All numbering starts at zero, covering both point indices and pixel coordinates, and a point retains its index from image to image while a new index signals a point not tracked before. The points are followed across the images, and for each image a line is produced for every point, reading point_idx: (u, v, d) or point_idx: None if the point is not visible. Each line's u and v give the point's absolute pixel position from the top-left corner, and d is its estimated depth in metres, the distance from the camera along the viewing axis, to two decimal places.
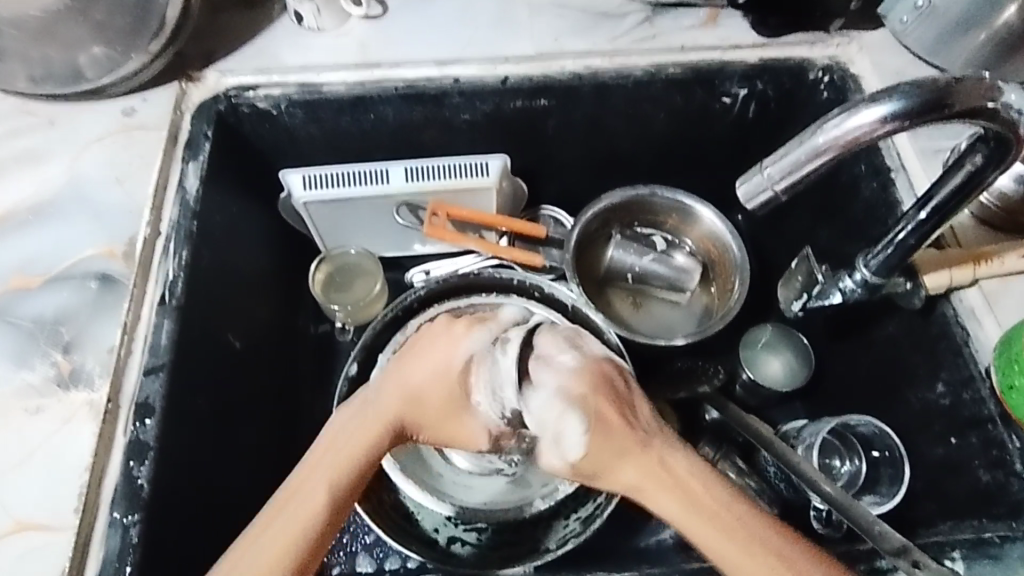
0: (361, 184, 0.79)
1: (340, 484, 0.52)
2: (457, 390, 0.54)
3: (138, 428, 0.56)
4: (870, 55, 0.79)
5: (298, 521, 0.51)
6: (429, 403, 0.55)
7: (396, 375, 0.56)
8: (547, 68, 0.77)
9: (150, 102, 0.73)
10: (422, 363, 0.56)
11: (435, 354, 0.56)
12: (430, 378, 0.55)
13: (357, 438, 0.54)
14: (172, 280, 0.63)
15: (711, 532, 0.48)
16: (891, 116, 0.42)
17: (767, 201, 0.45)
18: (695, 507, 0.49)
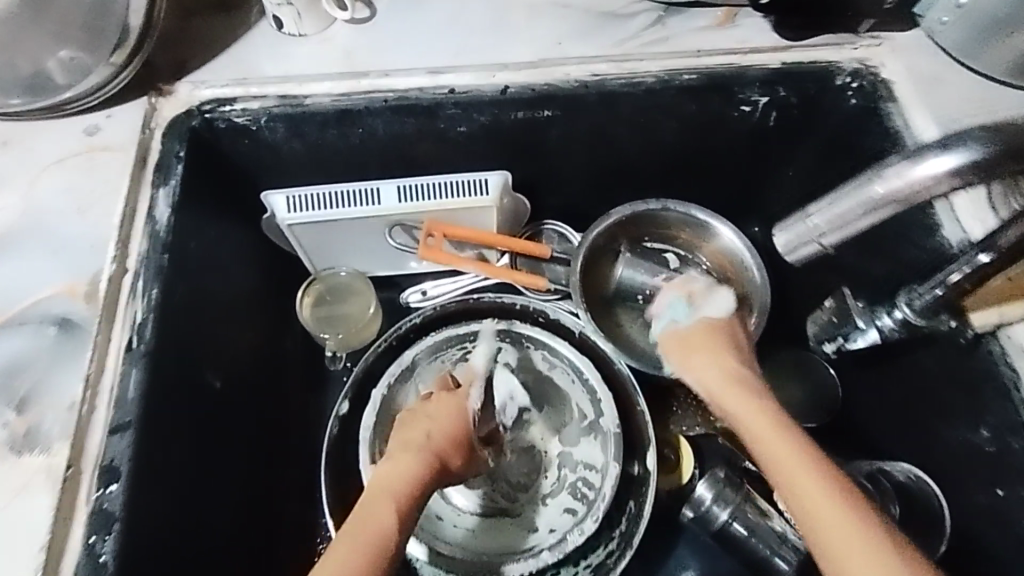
0: (349, 205, 0.73)
1: (400, 505, 0.57)
2: (468, 431, 0.66)
3: (102, 495, 0.51)
4: (904, 59, 0.71)
5: (367, 536, 0.54)
6: (452, 440, 0.64)
7: (414, 426, 0.65)
8: (550, 76, 0.71)
9: (115, 120, 0.66)
10: (436, 415, 0.65)
11: (442, 409, 0.66)
12: (447, 422, 0.65)
13: (397, 472, 0.59)
14: (140, 324, 0.58)
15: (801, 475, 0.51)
16: (959, 170, 0.39)
17: (811, 253, 0.45)
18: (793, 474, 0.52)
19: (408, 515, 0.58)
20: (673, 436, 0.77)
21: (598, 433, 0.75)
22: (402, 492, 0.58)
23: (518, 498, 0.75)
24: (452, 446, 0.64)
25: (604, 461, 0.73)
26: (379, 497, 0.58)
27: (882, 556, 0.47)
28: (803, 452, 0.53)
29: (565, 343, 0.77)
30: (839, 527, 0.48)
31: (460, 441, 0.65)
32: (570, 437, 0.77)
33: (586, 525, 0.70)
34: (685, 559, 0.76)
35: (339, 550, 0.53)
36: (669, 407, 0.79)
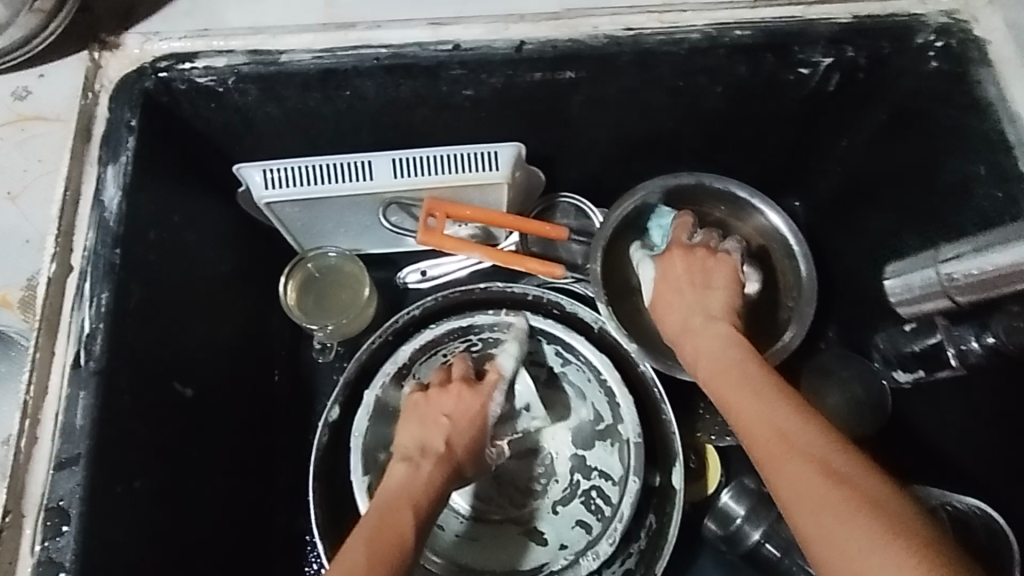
0: (337, 181, 0.62)
1: (420, 514, 0.51)
2: (487, 436, 0.59)
3: (51, 542, 0.44)
4: (1003, 12, 0.59)
5: (389, 541, 0.48)
6: (471, 447, 0.58)
7: (431, 423, 0.58)
8: (576, 30, 0.59)
9: (49, 80, 0.55)
10: (455, 409, 0.59)
11: (463, 407, 0.59)
12: (468, 425, 0.58)
13: (420, 479, 0.53)
14: (88, 335, 0.49)
15: (755, 420, 0.47)
16: None
17: (927, 306, 0.60)
18: (753, 418, 0.47)
19: (429, 526, 0.52)
20: (702, 444, 0.69)
21: (615, 440, 0.66)
22: (424, 504, 0.52)
23: (528, 503, 0.69)
24: (471, 452, 0.58)
25: (623, 474, 0.65)
26: (398, 502, 0.51)
27: (842, 507, 0.39)
28: (772, 399, 0.48)
29: (580, 338, 0.67)
30: (831, 522, 0.39)
31: (478, 448, 0.58)
32: (584, 441, 0.69)
33: (600, 549, 0.62)
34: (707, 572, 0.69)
35: (353, 553, 0.47)
36: (696, 410, 0.70)
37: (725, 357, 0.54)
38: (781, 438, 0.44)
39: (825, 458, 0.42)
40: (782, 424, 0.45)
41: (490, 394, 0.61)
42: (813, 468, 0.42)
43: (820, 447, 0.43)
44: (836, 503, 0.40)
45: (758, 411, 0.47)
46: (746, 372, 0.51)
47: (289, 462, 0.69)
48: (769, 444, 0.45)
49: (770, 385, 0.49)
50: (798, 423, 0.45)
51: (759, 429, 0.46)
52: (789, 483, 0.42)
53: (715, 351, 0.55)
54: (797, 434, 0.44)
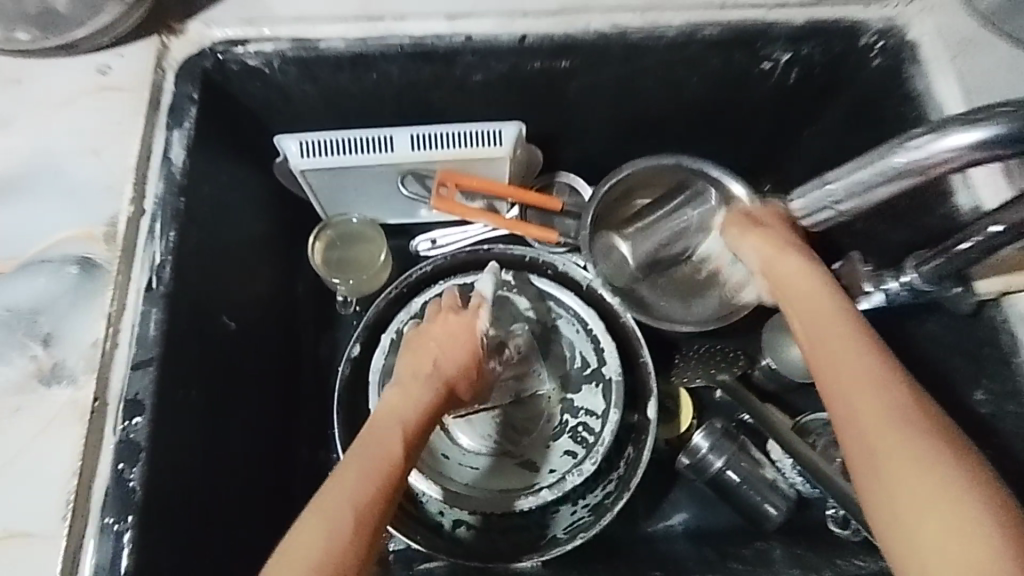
0: (364, 152, 0.72)
1: (411, 436, 0.59)
2: (476, 354, 0.67)
3: (128, 427, 0.53)
4: (933, 18, 0.68)
5: (382, 464, 0.55)
6: (459, 368, 0.65)
7: (422, 352, 0.66)
8: (571, 25, 0.69)
9: (125, 59, 0.65)
10: (446, 340, 0.66)
11: (449, 333, 0.67)
12: (454, 351, 0.66)
13: (408, 404, 0.61)
14: (159, 264, 0.59)
15: (853, 372, 0.50)
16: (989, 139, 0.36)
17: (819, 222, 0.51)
18: (850, 372, 0.50)
19: (418, 437, 0.59)
20: (676, 389, 0.79)
21: (599, 382, 0.77)
22: (411, 424, 0.59)
23: (522, 440, 0.76)
24: (459, 373, 0.65)
25: (605, 408, 0.75)
26: (391, 425, 0.58)
27: (928, 470, 0.44)
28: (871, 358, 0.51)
29: (569, 293, 0.79)
30: (938, 536, 0.42)
31: (467, 369, 0.66)
32: (572, 385, 0.78)
33: (585, 467, 0.73)
34: (679, 504, 0.78)
35: (351, 479, 0.53)
36: (672, 360, 0.81)
37: (827, 324, 0.55)
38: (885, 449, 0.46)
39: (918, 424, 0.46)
40: (882, 385, 0.49)
41: (480, 324, 0.68)
42: (907, 432, 0.46)
43: (918, 415, 0.47)
44: (949, 523, 0.42)
45: (866, 406, 0.48)
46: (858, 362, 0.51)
47: (314, 400, 0.79)
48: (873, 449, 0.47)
49: (886, 379, 0.49)
50: (914, 433, 0.46)
51: (856, 378, 0.50)
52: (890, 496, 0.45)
53: (827, 330, 0.54)
54: (910, 448, 0.45)
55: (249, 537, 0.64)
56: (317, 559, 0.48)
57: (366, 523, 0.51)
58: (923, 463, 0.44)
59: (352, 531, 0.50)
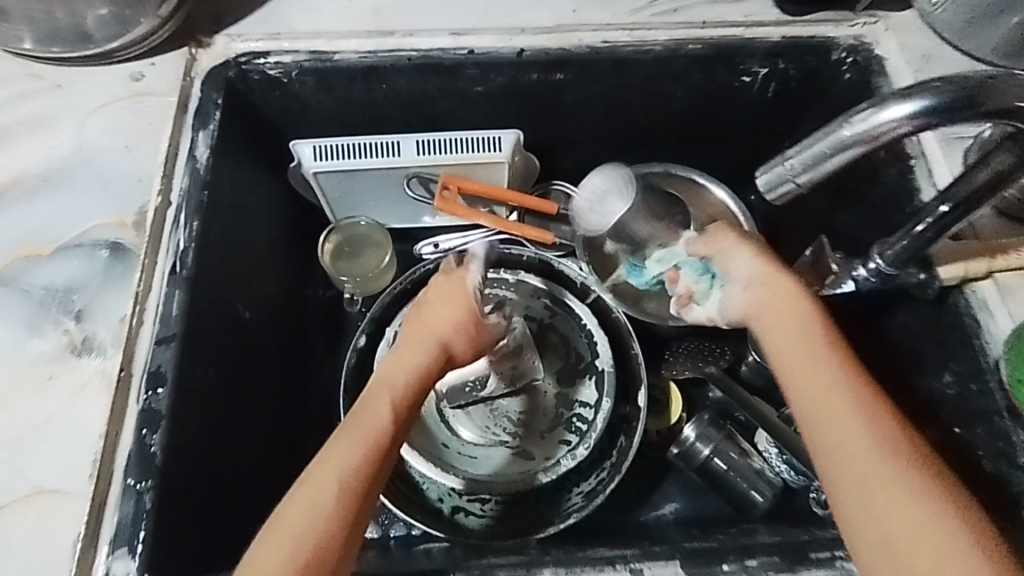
0: (372, 156, 0.78)
1: (398, 410, 0.59)
2: (470, 310, 0.65)
3: (151, 397, 0.57)
4: (898, 36, 0.75)
5: (371, 440, 0.55)
6: (450, 327, 0.64)
7: (419, 319, 0.65)
8: (565, 41, 0.75)
9: (158, 68, 0.71)
10: (444, 306, 0.64)
11: (442, 294, 0.65)
12: (445, 309, 0.64)
13: (394, 377, 0.61)
14: (182, 251, 0.63)
15: (824, 400, 0.50)
16: (917, 115, 0.39)
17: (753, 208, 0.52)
18: (822, 400, 0.50)
19: (409, 409, 0.60)
20: (666, 382, 0.83)
21: (592, 374, 0.81)
22: (396, 396, 0.59)
23: (520, 433, 0.80)
24: (454, 333, 0.64)
25: (597, 398, 0.79)
26: (374, 400, 0.58)
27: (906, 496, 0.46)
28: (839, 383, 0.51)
29: (563, 290, 0.83)
30: (907, 532, 0.44)
31: (462, 330, 0.65)
32: (568, 380, 0.81)
33: (578, 450, 0.77)
34: (669, 494, 0.81)
35: (342, 461, 0.54)
36: (662, 355, 0.85)
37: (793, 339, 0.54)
38: (860, 450, 0.48)
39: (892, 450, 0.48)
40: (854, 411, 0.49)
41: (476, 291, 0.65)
42: (885, 461, 0.47)
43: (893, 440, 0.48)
44: (918, 518, 0.45)
45: (842, 435, 0.49)
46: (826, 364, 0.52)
47: (322, 392, 0.82)
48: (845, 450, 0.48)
49: (852, 381, 0.51)
50: (882, 437, 0.48)
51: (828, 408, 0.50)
52: (865, 494, 0.46)
53: (795, 347, 0.53)
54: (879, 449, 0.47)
55: (259, 513, 0.67)
56: (303, 538, 0.50)
57: (351, 502, 0.52)
58: (903, 494, 0.46)
59: (338, 510, 0.52)
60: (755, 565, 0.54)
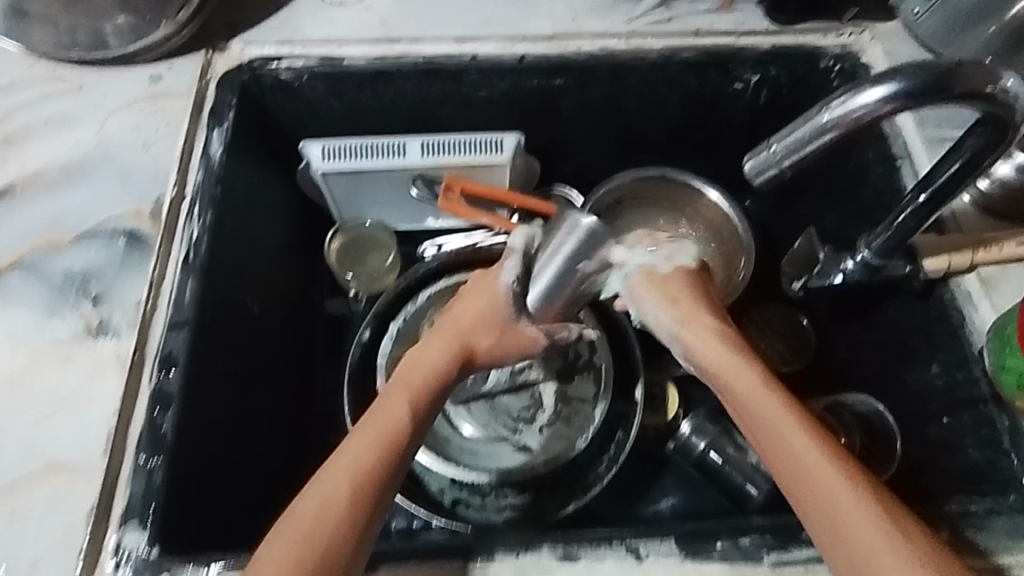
0: (379, 157, 0.80)
1: (418, 407, 0.56)
2: (503, 307, 0.61)
3: (163, 378, 0.59)
4: (882, 45, 0.78)
5: (383, 441, 0.53)
6: (480, 325, 0.62)
7: (451, 315, 0.63)
8: (564, 48, 0.79)
9: (176, 70, 0.74)
10: (477, 307, 0.62)
11: (476, 292, 0.63)
12: (478, 307, 0.62)
13: (417, 373, 0.58)
14: (195, 241, 0.66)
15: (793, 439, 0.51)
16: (891, 96, 0.43)
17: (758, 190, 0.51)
18: (789, 438, 0.51)
19: (427, 407, 0.57)
20: (664, 379, 0.85)
21: (591, 371, 0.81)
22: (420, 391, 0.57)
23: (519, 428, 0.79)
24: (483, 329, 0.62)
25: (594, 394, 0.80)
26: (391, 397, 0.56)
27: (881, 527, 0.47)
28: (802, 421, 0.51)
29: None
30: (876, 549, 0.46)
31: (492, 326, 0.62)
32: (566, 377, 0.81)
33: (578, 444, 0.77)
34: (666, 490, 0.82)
35: (352, 460, 0.52)
36: (662, 354, 0.87)
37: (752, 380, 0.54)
38: (810, 475, 0.49)
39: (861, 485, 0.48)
40: (817, 449, 0.50)
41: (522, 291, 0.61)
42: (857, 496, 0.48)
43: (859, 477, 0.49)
44: (886, 540, 0.46)
45: (812, 470, 0.49)
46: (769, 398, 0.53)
47: (327, 386, 0.84)
48: (798, 475, 0.50)
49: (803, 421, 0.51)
50: (845, 475, 0.49)
51: (794, 443, 0.50)
52: (835, 517, 0.47)
53: (749, 383, 0.54)
54: (832, 474, 0.49)
55: (264, 499, 0.68)
56: (308, 533, 0.48)
57: (365, 499, 0.51)
58: (876, 525, 0.47)
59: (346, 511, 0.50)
60: (748, 544, 0.56)
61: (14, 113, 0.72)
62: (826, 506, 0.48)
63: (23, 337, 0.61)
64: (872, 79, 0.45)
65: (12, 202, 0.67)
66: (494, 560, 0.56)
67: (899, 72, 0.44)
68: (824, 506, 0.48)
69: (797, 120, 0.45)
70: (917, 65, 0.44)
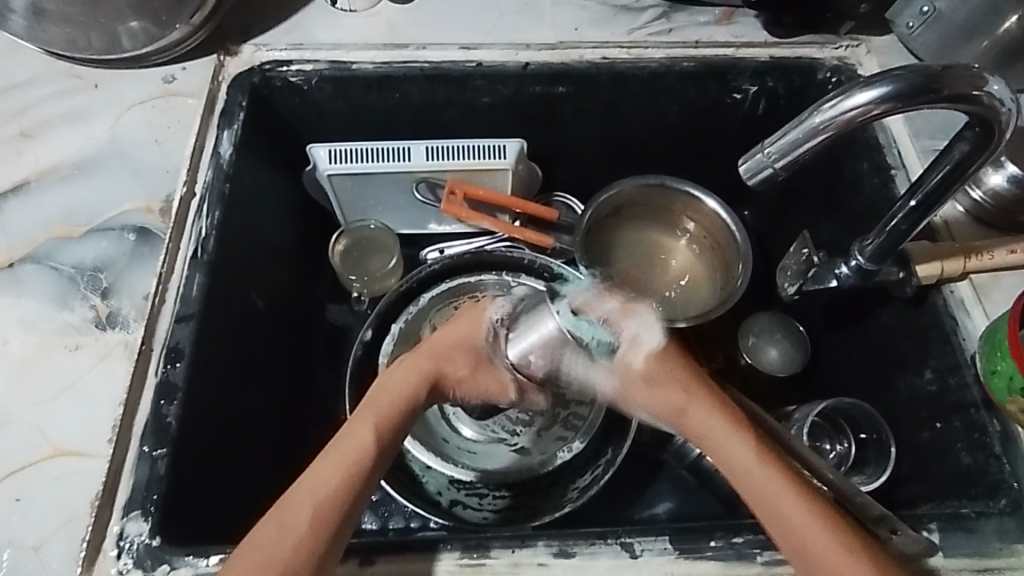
0: (384, 160, 0.82)
1: (385, 432, 0.56)
2: (483, 339, 0.60)
3: (169, 370, 0.60)
4: (878, 58, 0.80)
5: (352, 463, 0.53)
6: (455, 357, 0.60)
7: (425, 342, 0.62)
8: (567, 56, 0.81)
9: (189, 71, 0.76)
10: (452, 340, 0.61)
11: (460, 321, 0.63)
12: (459, 336, 0.61)
13: (388, 394, 0.57)
14: (204, 237, 0.67)
15: (769, 480, 0.52)
16: (881, 99, 0.45)
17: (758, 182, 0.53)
18: (760, 479, 0.52)
19: (394, 430, 0.56)
20: None
21: None
22: (388, 413, 0.56)
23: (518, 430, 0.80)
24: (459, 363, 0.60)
25: None
26: (366, 417, 0.56)
27: (852, 553, 0.49)
28: (770, 461, 0.53)
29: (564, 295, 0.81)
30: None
31: (467, 361, 0.60)
32: None
33: (575, 445, 0.76)
34: (661, 495, 0.83)
35: (317, 483, 0.52)
36: None
37: (725, 426, 0.54)
38: (791, 519, 0.50)
39: (832, 518, 0.51)
40: (788, 488, 0.51)
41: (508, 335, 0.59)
42: (829, 529, 0.50)
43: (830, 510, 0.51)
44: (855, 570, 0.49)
45: (788, 508, 0.51)
46: (750, 455, 0.53)
47: (327, 386, 0.85)
48: (779, 518, 0.51)
49: (771, 462, 0.53)
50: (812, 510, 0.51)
51: (766, 483, 0.52)
52: (807, 548, 0.50)
53: (721, 431, 0.54)
54: (801, 513, 0.51)
55: (263, 493, 0.69)
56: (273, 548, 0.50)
57: (325, 525, 0.51)
58: (844, 554, 0.49)
59: (307, 535, 0.50)
60: (740, 542, 0.57)
61: (30, 109, 0.74)
62: (799, 536, 0.50)
63: (33, 326, 0.62)
64: (864, 81, 0.47)
65: (26, 195, 0.69)
66: (490, 554, 0.57)
67: (890, 75, 0.46)
68: (797, 537, 0.50)
69: (790, 121, 0.47)
70: (909, 67, 0.46)
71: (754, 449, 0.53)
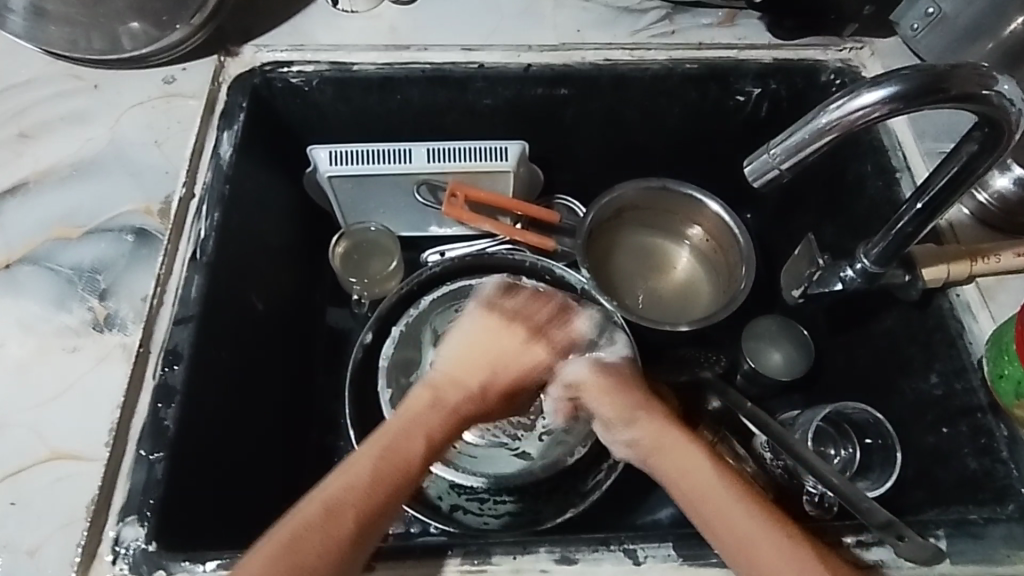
0: (384, 162, 0.81)
1: (434, 444, 0.56)
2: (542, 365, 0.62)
3: (167, 372, 0.60)
4: (881, 60, 0.80)
5: (397, 475, 0.53)
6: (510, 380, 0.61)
7: (477, 354, 0.61)
8: (570, 58, 0.81)
9: (189, 73, 0.76)
10: (511, 361, 0.61)
11: (518, 338, 0.62)
12: (517, 359, 0.61)
13: (440, 408, 0.57)
14: (203, 239, 0.67)
15: (727, 501, 0.53)
16: (888, 99, 0.45)
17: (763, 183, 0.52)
18: (720, 498, 0.53)
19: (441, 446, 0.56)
20: None
21: None
22: (441, 428, 0.57)
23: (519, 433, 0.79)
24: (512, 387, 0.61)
25: None
26: (415, 429, 0.56)
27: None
28: (726, 481, 0.54)
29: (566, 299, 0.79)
30: None
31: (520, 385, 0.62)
32: None
33: (579, 450, 0.75)
34: (663, 500, 0.82)
35: (357, 486, 0.51)
36: None
37: (681, 450, 0.56)
38: (754, 539, 0.51)
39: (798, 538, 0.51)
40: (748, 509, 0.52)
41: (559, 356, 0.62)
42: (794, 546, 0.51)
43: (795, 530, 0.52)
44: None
45: (750, 528, 0.51)
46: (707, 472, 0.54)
47: (327, 389, 0.84)
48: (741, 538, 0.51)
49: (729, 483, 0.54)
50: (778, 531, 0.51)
51: (723, 501, 0.53)
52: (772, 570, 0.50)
53: (675, 455, 0.56)
54: (767, 531, 0.51)
55: (262, 497, 0.68)
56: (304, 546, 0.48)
57: (366, 528, 0.50)
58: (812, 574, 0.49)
59: (349, 540, 0.50)
60: None
61: (29, 110, 0.73)
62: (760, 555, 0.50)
63: (31, 327, 0.62)
64: (870, 81, 0.46)
65: (25, 196, 0.69)
66: (491, 560, 0.56)
67: (898, 73, 0.46)
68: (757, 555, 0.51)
69: (796, 120, 0.47)
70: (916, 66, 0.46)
71: (709, 471, 0.54)
